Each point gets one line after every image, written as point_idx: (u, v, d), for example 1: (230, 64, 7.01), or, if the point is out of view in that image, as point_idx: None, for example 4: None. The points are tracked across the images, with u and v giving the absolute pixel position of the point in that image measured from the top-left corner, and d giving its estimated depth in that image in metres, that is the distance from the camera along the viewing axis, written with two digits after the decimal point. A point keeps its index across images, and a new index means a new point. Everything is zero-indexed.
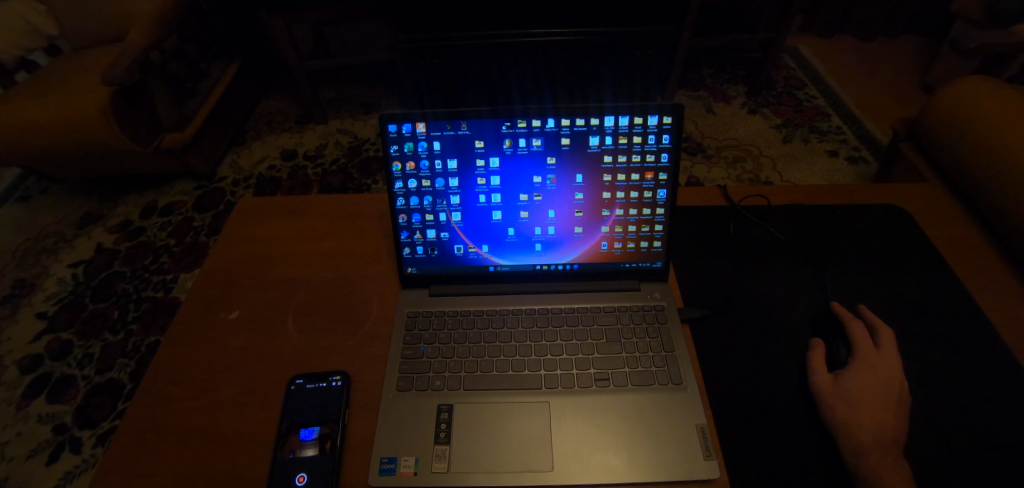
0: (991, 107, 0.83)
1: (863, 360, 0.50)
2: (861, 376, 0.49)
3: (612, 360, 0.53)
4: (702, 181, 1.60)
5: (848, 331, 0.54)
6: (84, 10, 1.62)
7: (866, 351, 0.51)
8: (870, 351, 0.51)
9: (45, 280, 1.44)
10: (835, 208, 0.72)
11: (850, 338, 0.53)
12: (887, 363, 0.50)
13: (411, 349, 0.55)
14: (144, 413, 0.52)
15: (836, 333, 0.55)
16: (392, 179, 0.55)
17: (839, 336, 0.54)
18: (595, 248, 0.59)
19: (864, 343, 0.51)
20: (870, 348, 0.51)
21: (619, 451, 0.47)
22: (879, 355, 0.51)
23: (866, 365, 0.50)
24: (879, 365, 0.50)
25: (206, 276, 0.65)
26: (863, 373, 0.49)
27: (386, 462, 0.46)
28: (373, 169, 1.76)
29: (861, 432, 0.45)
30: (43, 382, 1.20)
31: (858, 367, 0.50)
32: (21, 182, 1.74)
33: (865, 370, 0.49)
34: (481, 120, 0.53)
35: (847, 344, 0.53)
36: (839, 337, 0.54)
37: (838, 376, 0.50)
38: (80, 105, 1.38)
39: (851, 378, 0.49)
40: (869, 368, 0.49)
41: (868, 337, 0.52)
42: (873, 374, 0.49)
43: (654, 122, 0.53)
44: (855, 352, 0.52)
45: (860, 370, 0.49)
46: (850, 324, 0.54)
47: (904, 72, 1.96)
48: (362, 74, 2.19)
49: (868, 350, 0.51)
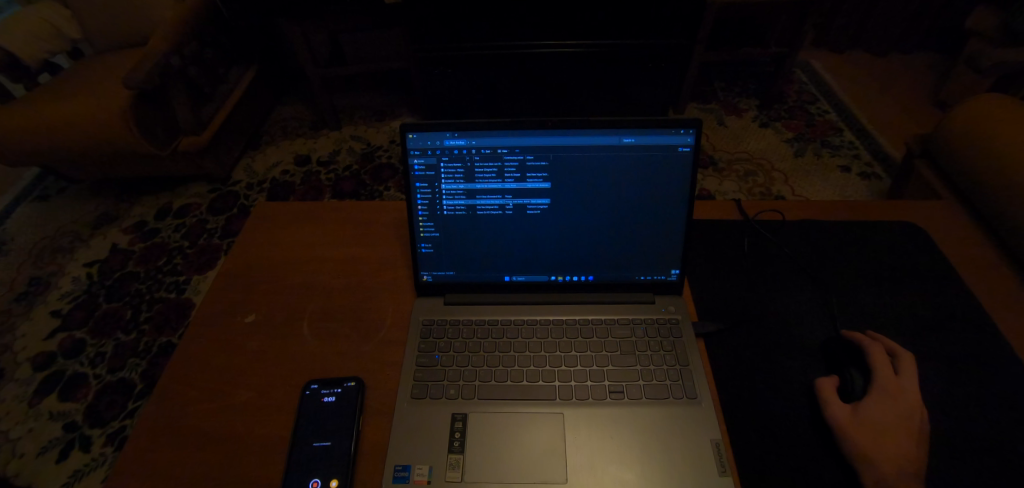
0: (1009, 124, 0.83)
1: (881, 389, 0.49)
2: (882, 407, 0.48)
3: (625, 372, 0.53)
4: (713, 194, 1.61)
5: (865, 356, 0.52)
6: (108, 15, 1.66)
7: (884, 376, 0.49)
8: (886, 377, 0.49)
9: (60, 279, 1.46)
10: (850, 224, 0.72)
11: (868, 363, 0.51)
12: (905, 391, 0.48)
13: (425, 357, 0.55)
14: (160, 417, 0.52)
15: (849, 359, 0.53)
16: (411, 189, 0.56)
17: (849, 360, 0.53)
18: (609, 261, 0.59)
19: (881, 370, 0.50)
20: (889, 376, 0.49)
21: (633, 464, 0.46)
22: (894, 380, 0.49)
23: (885, 395, 0.48)
24: (899, 396, 0.48)
25: (221, 279, 0.66)
26: (883, 406, 0.47)
27: (399, 470, 0.47)
28: (385, 176, 1.78)
29: (885, 466, 0.44)
30: (56, 379, 1.21)
31: (878, 400, 0.48)
32: (40, 181, 1.78)
33: (882, 402, 0.48)
34: (500, 131, 0.54)
35: (863, 371, 0.51)
36: (853, 365, 0.52)
37: (855, 408, 0.48)
38: (102, 106, 1.41)
39: (870, 409, 0.47)
40: (887, 400, 0.48)
41: (886, 363, 0.51)
42: (893, 407, 0.47)
43: (673, 135, 0.53)
44: (866, 374, 0.51)
45: (880, 403, 0.48)
46: (868, 350, 0.52)
47: (917, 89, 1.95)
48: (376, 81, 2.23)
49: (886, 379, 0.49)
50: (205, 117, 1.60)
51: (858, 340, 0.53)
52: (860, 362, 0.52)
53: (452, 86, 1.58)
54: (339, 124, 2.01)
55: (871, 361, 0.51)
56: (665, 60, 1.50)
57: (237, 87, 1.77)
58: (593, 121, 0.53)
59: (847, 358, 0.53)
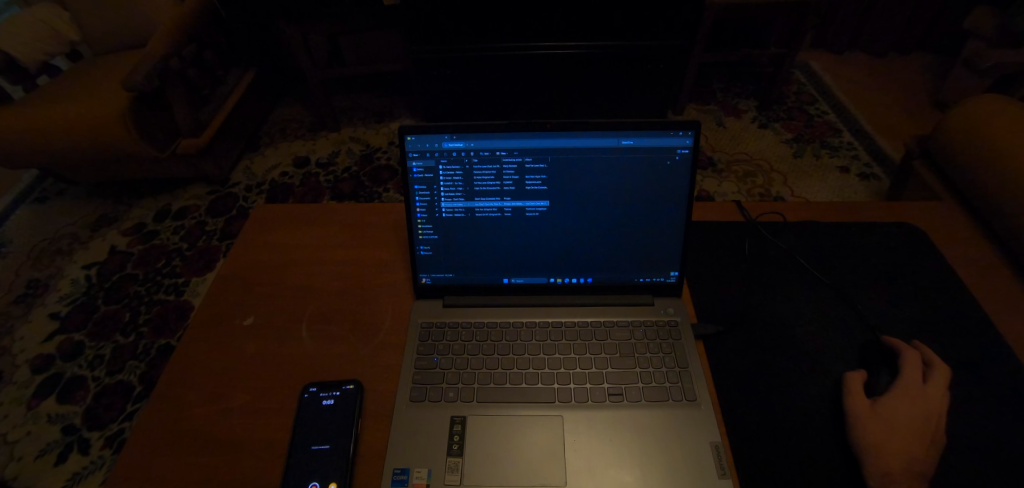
0: (1007, 125, 0.83)
1: (906, 390, 0.49)
2: (903, 408, 0.48)
3: (624, 374, 0.53)
4: (713, 195, 1.61)
5: (897, 359, 0.52)
6: (106, 17, 1.66)
7: (911, 379, 0.49)
8: (912, 379, 0.49)
9: (59, 281, 1.45)
10: (850, 226, 0.72)
11: (899, 365, 0.51)
12: (929, 395, 0.48)
13: (423, 360, 0.55)
14: (158, 420, 0.52)
15: (882, 360, 0.53)
16: (409, 192, 0.56)
17: (880, 360, 0.53)
18: (607, 263, 0.59)
19: (910, 372, 0.50)
20: (915, 380, 0.49)
21: (633, 466, 0.46)
22: (920, 384, 0.49)
23: (906, 396, 0.48)
24: (922, 401, 0.48)
25: (219, 282, 0.66)
26: (905, 409, 0.47)
27: (398, 473, 0.46)
28: (385, 178, 1.78)
29: (892, 463, 0.44)
30: (55, 382, 1.21)
31: (901, 400, 0.48)
32: (39, 184, 1.78)
33: (904, 403, 0.48)
34: (498, 133, 0.54)
35: (891, 372, 0.51)
36: (885, 365, 0.52)
37: (876, 403, 0.48)
38: (101, 108, 1.41)
39: (890, 408, 0.48)
40: (910, 401, 0.48)
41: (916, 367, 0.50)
42: (916, 411, 0.47)
43: (671, 138, 0.53)
44: (894, 377, 0.51)
45: (902, 405, 0.48)
46: (904, 353, 0.52)
47: (915, 90, 1.95)
48: (375, 83, 2.23)
49: (913, 382, 0.49)
50: (204, 119, 1.60)
51: (897, 344, 0.53)
52: (892, 364, 0.52)
53: (451, 88, 1.58)
54: (338, 126, 2.01)
55: (903, 362, 0.51)
56: (664, 61, 1.50)
57: (236, 88, 1.77)
58: (592, 123, 0.53)
59: (878, 358, 0.53)
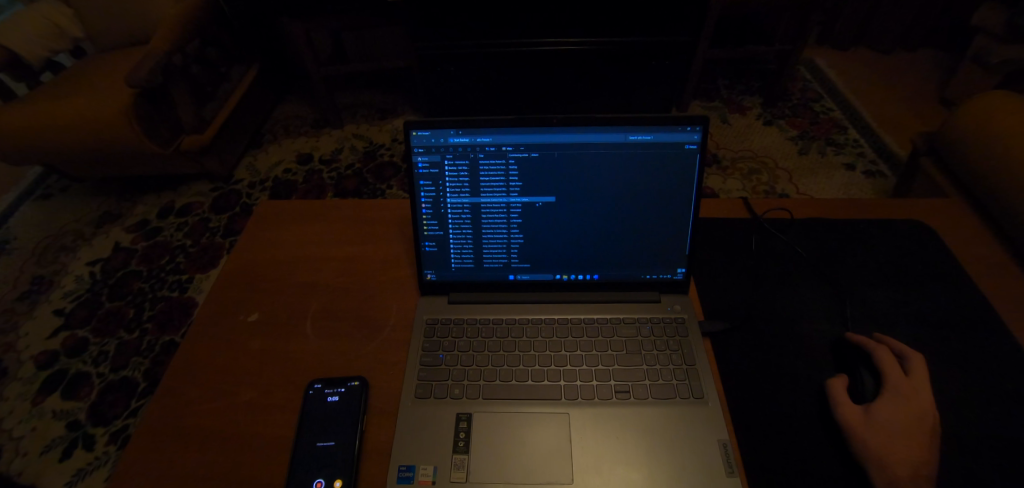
0: (1017, 122, 0.82)
1: (895, 389, 0.48)
2: (896, 409, 0.47)
3: (631, 371, 0.52)
4: (716, 192, 1.60)
5: (873, 357, 0.51)
6: (110, 13, 1.66)
7: (894, 378, 0.49)
8: (897, 378, 0.48)
9: (63, 278, 1.46)
10: (858, 223, 0.71)
11: (878, 365, 0.50)
12: (916, 391, 0.48)
13: (429, 356, 0.55)
14: (163, 416, 0.52)
15: (859, 360, 0.52)
16: (414, 187, 0.56)
17: (858, 362, 0.52)
18: (616, 260, 0.59)
19: (890, 369, 0.49)
20: (900, 376, 0.49)
21: (640, 464, 0.46)
22: (909, 384, 0.48)
23: (896, 397, 0.47)
24: (911, 398, 0.47)
25: (223, 279, 0.66)
26: (897, 409, 0.47)
27: (404, 470, 0.46)
28: (388, 175, 1.77)
29: (897, 466, 0.43)
30: (60, 378, 1.21)
31: (889, 400, 0.47)
32: (44, 181, 1.78)
33: (897, 401, 0.47)
34: (506, 129, 0.53)
35: (874, 372, 0.50)
36: (864, 366, 0.51)
37: (868, 407, 0.47)
38: (102, 105, 1.41)
39: (889, 407, 0.47)
40: (900, 400, 0.47)
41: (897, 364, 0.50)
42: (906, 408, 0.47)
43: (681, 134, 0.53)
44: (879, 379, 0.49)
45: (893, 405, 0.47)
46: (877, 352, 0.51)
47: (922, 87, 1.94)
48: (378, 80, 2.23)
49: (900, 380, 0.48)
50: (207, 116, 1.60)
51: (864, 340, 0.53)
52: (870, 362, 0.51)
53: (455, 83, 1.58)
54: (342, 123, 2.01)
55: (881, 362, 0.50)
56: (668, 58, 1.50)
57: (239, 85, 1.77)
58: (599, 120, 0.52)
59: (856, 359, 0.53)
